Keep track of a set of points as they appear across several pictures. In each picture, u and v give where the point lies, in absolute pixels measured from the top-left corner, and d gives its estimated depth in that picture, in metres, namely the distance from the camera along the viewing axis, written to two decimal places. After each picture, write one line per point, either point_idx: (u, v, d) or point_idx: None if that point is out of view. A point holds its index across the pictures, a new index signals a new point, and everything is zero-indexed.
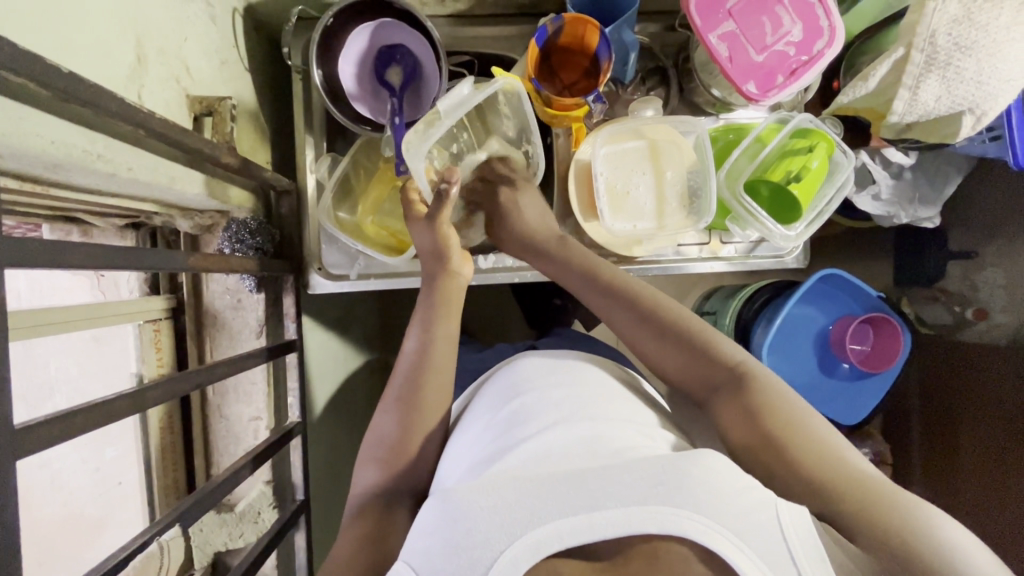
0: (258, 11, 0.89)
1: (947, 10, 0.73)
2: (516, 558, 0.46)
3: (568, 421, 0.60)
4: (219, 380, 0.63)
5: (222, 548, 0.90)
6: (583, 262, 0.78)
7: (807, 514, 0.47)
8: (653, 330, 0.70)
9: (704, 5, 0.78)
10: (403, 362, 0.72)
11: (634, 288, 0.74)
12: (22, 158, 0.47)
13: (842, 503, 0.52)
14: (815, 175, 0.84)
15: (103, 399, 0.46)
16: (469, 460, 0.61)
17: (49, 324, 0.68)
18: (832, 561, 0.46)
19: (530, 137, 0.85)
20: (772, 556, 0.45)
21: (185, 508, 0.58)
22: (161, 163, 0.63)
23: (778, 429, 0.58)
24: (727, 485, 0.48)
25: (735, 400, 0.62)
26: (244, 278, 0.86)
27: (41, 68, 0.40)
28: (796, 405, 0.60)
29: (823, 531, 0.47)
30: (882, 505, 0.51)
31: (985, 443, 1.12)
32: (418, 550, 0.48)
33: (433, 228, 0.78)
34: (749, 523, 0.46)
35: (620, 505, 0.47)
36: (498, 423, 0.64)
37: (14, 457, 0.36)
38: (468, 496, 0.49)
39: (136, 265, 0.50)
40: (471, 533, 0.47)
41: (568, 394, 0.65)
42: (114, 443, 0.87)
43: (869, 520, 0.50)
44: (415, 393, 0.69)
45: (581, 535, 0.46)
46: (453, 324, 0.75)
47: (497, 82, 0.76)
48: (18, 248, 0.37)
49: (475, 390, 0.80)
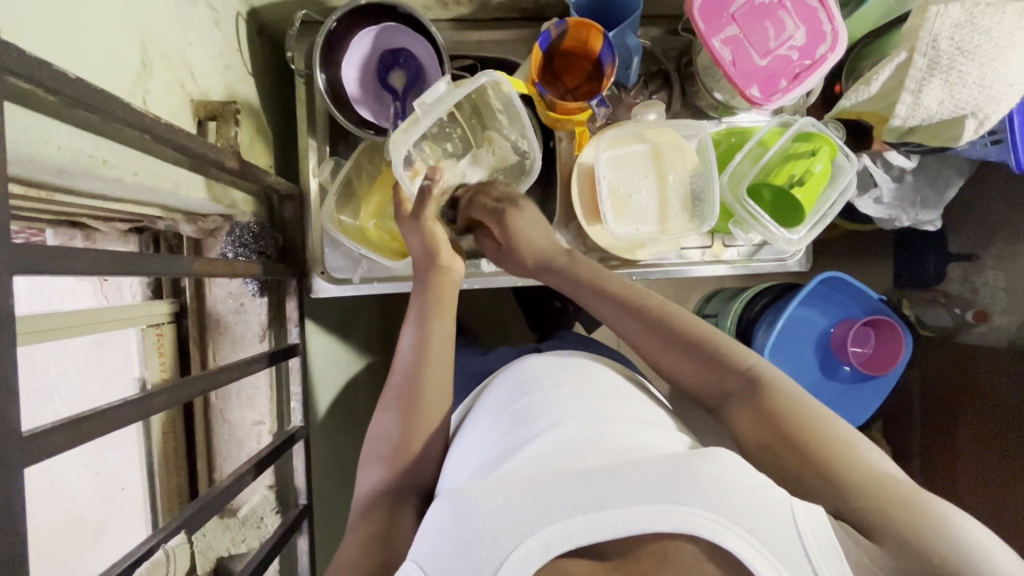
0: (261, 16, 0.89)
1: (950, 14, 0.74)
2: (525, 558, 0.45)
3: (576, 421, 0.60)
4: (224, 385, 0.63)
5: (224, 554, 0.90)
6: (591, 272, 0.79)
7: (822, 512, 0.47)
8: (660, 335, 0.71)
9: (708, 9, 0.78)
10: (402, 361, 0.73)
11: (640, 296, 0.74)
12: (29, 164, 0.47)
13: (858, 500, 0.52)
14: (818, 179, 0.85)
15: (109, 406, 0.46)
16: (479, 460, 0.61)
17: (51, 329, 0.67)
18: (848, 558, 0.46)
19: (524, 135, 0.84)
20: (787, 554, 0.44)
21: (190, 515, 0.57)
22: (164, 169, 0.63)
23: (793, 428, 0.58)
24: (738, 483, 0.48)
25: (748, 403, 0.63)
26: (246, 282, 0.87)
27: (51, 75, 0.40)
28: (811, 406, 0.60)
29: (836, 525, 0.48)
30: (900, 504, 0.50)
31: (988, 446, 1.12)
32: (426, 548, 0.48)
33: (420, 227, 0.78)
34: (763, 520, 0.46)
35: (629, 503, 0.47)
36: (507, 423, 0.64)
37: (23, 464, 0.36)
38: (476, 497, 0.49)
39: (142, 270, 0.50)
40: (479, 532, 0.46)
41: (574, 393, 0.65)
42: (116, 448, 0.87)
43: (887, 521, 0.49)
44: (416, 393, 0.69)
45: (592, 533, 0.46)
46: (449, 320, 0.75)
47: (479, 78, 0.78)
48: (29, 253, 0.37)
49: (478, 395, 0.80)
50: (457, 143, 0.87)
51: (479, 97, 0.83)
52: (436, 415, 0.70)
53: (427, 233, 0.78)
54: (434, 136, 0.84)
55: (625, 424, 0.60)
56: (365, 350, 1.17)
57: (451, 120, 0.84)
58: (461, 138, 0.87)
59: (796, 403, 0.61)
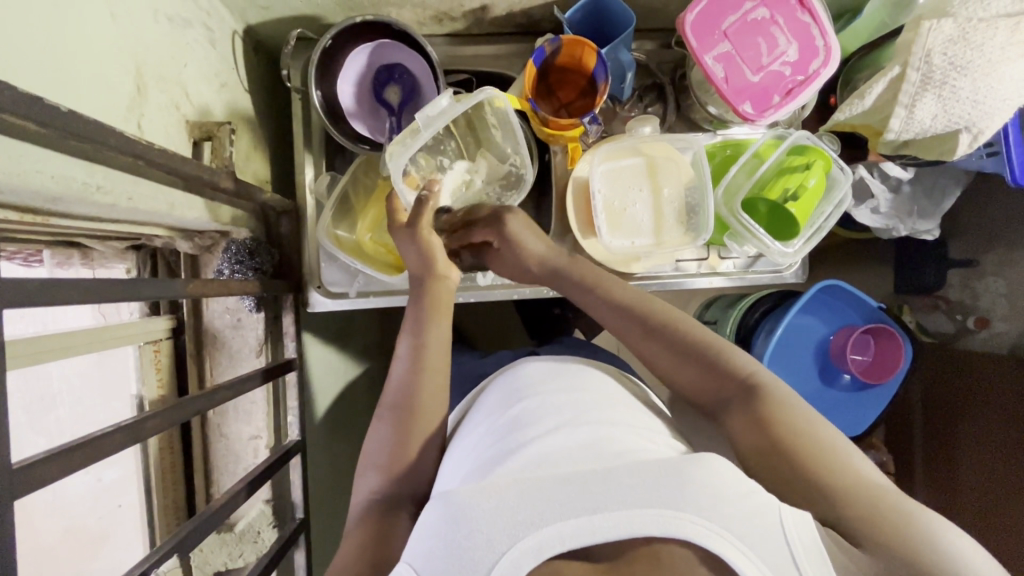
0: (258, 35, 0.90)
1: (942, 29, 0.74)
2: (517, 560, 0.45)
3: (571, 427, 0.60)
4: (219, 405, 0.63)
5: (222, 569, 0.89)
6: (596, 278, 0.79)
7: (809, 522, 0.48)
8: (666, 342, 0.70)
9: (701, 25, 0.78)
10: (397, 370, 0.73)
11: (644, 303, 0.74)
12: (22, 193, 0.48)
13: (846, 507, 0.52)
14: (812, 193, 0.85)
15: (100, 434, 0.46)
16: (471, 465, 0.61)
17: (49, 351, 0.68)
18: (832, 562, 0.46)
19: (518, 150, 0.85)
20: (774, 558, 0.45)
21: (185, 535, 0.58)
22: (160, 190, 0.63)
23: (787, 436, 0.58)
24: (727, 486, 0.48)
25: (746, 410, 0.62)
26: (245, 299, 0.88)
27: (41, 109, 0.40)
28: (807, 414, 0.60)
29: (826, 535, 0.48)
30: (888, 509, 0.51)
31: (989, 454, 1.12)
32: (418, 551, 0.48)
33: (416, 237, 0.78)
34: (750, 524, 0.46)
35: (622, 507, 0.47)
36: (501, 427, 0.64)
37: (12, 499, 0.37)
38: (469, 499, 0.49)
39: (132, 296, 0.50)
40: (472, 534, 0.46)
41: (569, 398, 0.65)
42: (114, 465, 0.88)
43: (874, 524, 0.50)
44: (411, 402, 0.70)
45: (583, 536, 0.46)
46: (444, 327, 0.76)
47: (479, 94, 0.78)
48: (19, 287, 0.38)
49: (475, 397, 0.79)
50: (450, 157, 0.86)
51: (477, 114, 0.83)
52: (431, 427, 0.69)
53: (422, 242, 0.78)
54: (429, 149, 0.83)
55: (620, 429, 0.60)
56: (363, 360, 1.17)
57: (446, 134, 0.84)
58: (454, 152, 0.86)
59: (794, 410, 0.61)
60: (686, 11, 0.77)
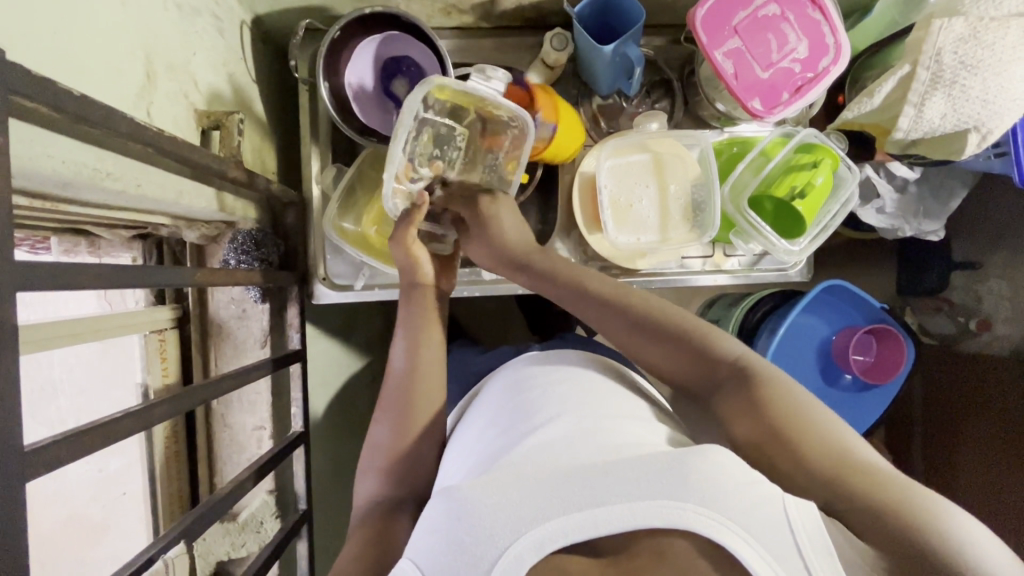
0: (266, 26, 0.90)
1: (953, 28, 0.74)
2: (520, 554, 0.45)
3: (572, 417, 0.60)
4: (226, 393, 0.63)
5: (224, 557, 0.91)
6: (571, 271, 0.76)
7: (814, 508, 0.47)
8: (651, 334, 0.69)
9: (711, 22, 0.78)
10: (392, 379, 0.72)
11: (626, 296, 0.72)
12: (35, 178, 0.48)
13: (852, 500, 0.51)
14: (820, 191, 0.84)
15: (109, 418, 0.46)
16: (475, 458, 0.61)
17: (59, 337, 0.68)
18: (839, 556, 0.45)
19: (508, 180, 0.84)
20: (780, 549, 0.45)
21: (190, 523, 0.58)
22: (168, 178, 0.63)
23: (787, 423, 0.57)
24: (730, 482, 0.48)
25: (741, 392, 0.61)
26: (250, 290, 0.88)
27: (53, 93, 0.40)
28: (810, 406, 0.59)
29: (830, 524, 0.47)
30: (895, 501, 0.50)
31: (993, 456, 1.11)
32: (422, 546, 0.48)
33: (404, 247, 0.78)
34: (758, 516, 0.46)
35: (624, 500, 0.47)
36: (500, 420, 0.65)
37: (23, 480, 0.37)
38: (470, 495, 0.49)
39: (141, 282, 0.50)
40: (476, 530, 0.46)
41: (572, 390, 0.65)
42: (118, 453, 0.88)
43: (880, 516, 0.49)
44: (406, 399, 0.69)
45: (588, 529, 0.46)
46: (437, 333, 0.75)
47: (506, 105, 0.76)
48: (31, 271, 0.38)
49: (470, 403, 0.78)
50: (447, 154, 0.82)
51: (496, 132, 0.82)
52: (424, 414, 0.69)
53: (407, 253, 0.78)
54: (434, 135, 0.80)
55: (622, 422, 0.60)
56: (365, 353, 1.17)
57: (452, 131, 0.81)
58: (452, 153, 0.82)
59: (793, 404, 0.59)
60: (697, 7, 0.78)
